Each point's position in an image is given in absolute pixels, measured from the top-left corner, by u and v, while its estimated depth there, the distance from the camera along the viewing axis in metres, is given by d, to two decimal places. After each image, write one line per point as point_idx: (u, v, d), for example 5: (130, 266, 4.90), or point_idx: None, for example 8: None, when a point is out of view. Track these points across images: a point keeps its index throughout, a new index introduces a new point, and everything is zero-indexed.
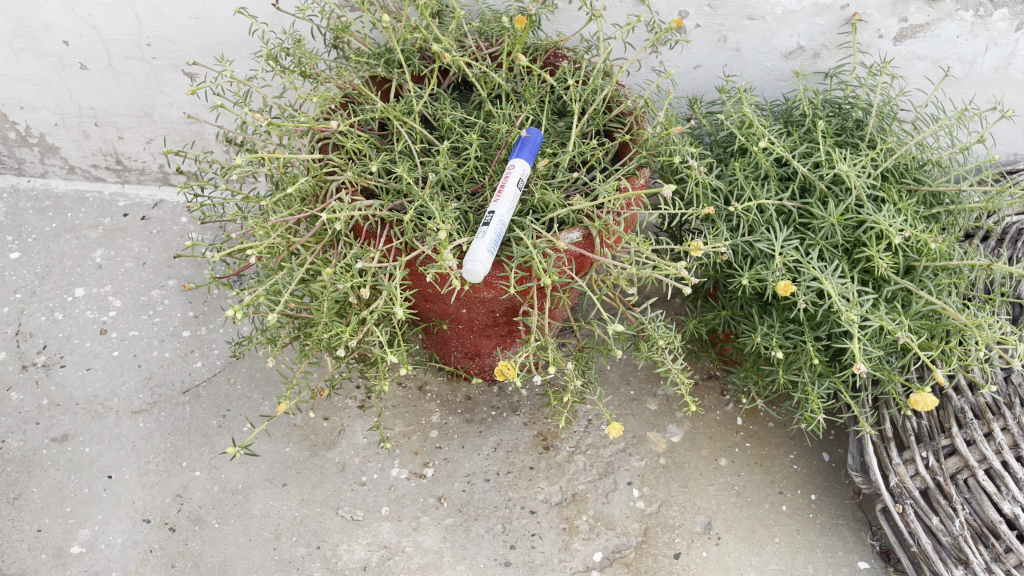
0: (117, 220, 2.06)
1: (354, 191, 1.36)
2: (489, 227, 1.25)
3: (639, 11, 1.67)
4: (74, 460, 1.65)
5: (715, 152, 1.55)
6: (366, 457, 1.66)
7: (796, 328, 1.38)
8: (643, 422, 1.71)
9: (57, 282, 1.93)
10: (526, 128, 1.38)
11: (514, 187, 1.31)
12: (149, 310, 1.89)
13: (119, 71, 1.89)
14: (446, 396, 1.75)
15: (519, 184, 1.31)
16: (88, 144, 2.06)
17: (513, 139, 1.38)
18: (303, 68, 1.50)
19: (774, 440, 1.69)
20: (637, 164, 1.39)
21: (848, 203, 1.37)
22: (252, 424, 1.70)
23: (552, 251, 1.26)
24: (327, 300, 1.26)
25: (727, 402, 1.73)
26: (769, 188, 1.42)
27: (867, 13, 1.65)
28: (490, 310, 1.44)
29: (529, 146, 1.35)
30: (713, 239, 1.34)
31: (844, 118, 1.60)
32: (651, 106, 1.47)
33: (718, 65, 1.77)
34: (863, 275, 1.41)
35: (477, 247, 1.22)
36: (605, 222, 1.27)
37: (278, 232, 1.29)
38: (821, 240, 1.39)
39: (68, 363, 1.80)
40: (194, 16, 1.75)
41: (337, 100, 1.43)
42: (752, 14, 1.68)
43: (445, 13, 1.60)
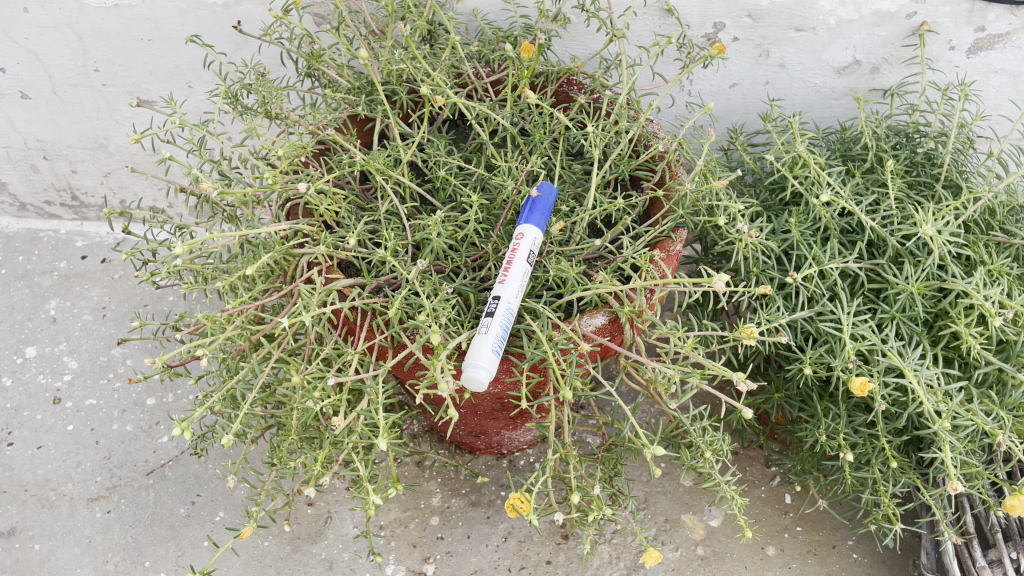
0: (74, 264, 1.82)
1: (328, 266, 1.12)
2: (491, 322, 1.01)
3: (666, 25, 1.41)
4: (22, 561, 1.44)
5: (761, 198, 1.30)
6: (356, 553, 1.43)
7: (867, 420, 1.14)
8: (675, 502, 1.48)
9: (5, 341, 1.70)
10: (536, 184, 1.13)
11: (521, 261, 1.07)
12: (108, 373, 1.66)
13: (65, 100, 1.64)
14: (448, 473, 1.52)
15: (528, 258, 1.07)
16: (38, 179, 1.82)
17: (521, 198, 1.13)
18: (269, 108, 1.26)
19: (830, 523, 1.44)
20: (672, 224, 1.13)
21: (931, 269, 1.12)
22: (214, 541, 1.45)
23: (572, 345, 1.03)
24: (296, 413, 1.02)
25: (773, 476, 1.49)
26: (832, 248, 1.18)
27: (938, 22, 1.39)
28: (497, 398, 1.19)
29: (539, 205, 1.11)
30: (767, 319, 1.10)
31: (912, 150, 1.35)
32: (687, 148, 1.22)
33: (758, 83, 1.52)
34: (945, 354, 1.17)
35: (479, 350, 0.98)
36: (636, 308, 1.03)
37: (235, 322, 1.06)
38: (897, 313, 1.15)
39: (15, 441, 1.57)
40: (146, 37, 1.50)
41: (309, 149, 1.19)
42: (801, 25, 1.42)
43: (436, 34, 1.35)
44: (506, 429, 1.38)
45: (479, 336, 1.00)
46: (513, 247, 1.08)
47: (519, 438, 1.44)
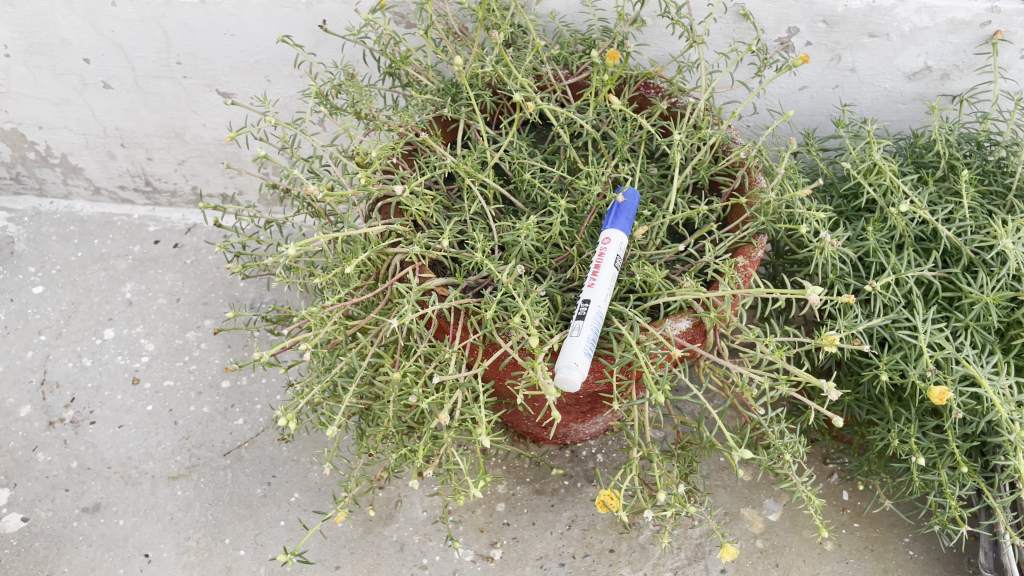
0: (147, 248, 1.88)
1: (420, 265, 1.17)
2: (582, 325, 1.05)
3: (741, 29, 1.43)
4: (107, 535, 1.50)
5: (834, 204, 1.33)
6: (426, 536, 1.49)
7: (938, 426, 1.17)
8: (736, 496, 1.51)
9: (84, 322, 1.76)
10: (621, 190, 1.16)
11: (608, 265, 1.11)
12: (184, 356, 1.71)
13: (146, 91, 1.69)
14: (513, 461, 1.57)
15: (615, 262, 1.11)
16: (114, 165, 1.88)
17: (607, 203, 1.16)
18: (358, 107, 1.30)
19: (887, 520, 1.47)
20: (753, 231, 1.16)
21: (1007, 280, 1.15)
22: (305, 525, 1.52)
23: (660, 349, 1.06)
24: (393, 406, 1.07)
25: (831, 472, 1.51)
26: (907, 256, 1.21)
27: (1012, 31, 1.40)
28: (576, 395, 1.23)
29: (623, 210, 1.14)
30: (846, 326, 1.13)
31: (984, 159, 1.37)
32: (766, 154, 1.24)
33: (828, 87, 1.54)
34: (1016, 363, 1.20)
35: (571, 352, 1.03)
36: (721, 314, 1.06)
37: (334, 318, 1.10)
38: (971, 322, 1.18)
39: (98, 419, 1.64)
40: (229, 33, 1.54)
41: (400, 150, 1.23)
42: (874, 31, 1.44)
43: (518, 36, 1.38)
44: (576, 422, 1.42)
45: (570, 339, 1.05)
46: (600, 253, 1.12)
47: (586, 430, 1.49)
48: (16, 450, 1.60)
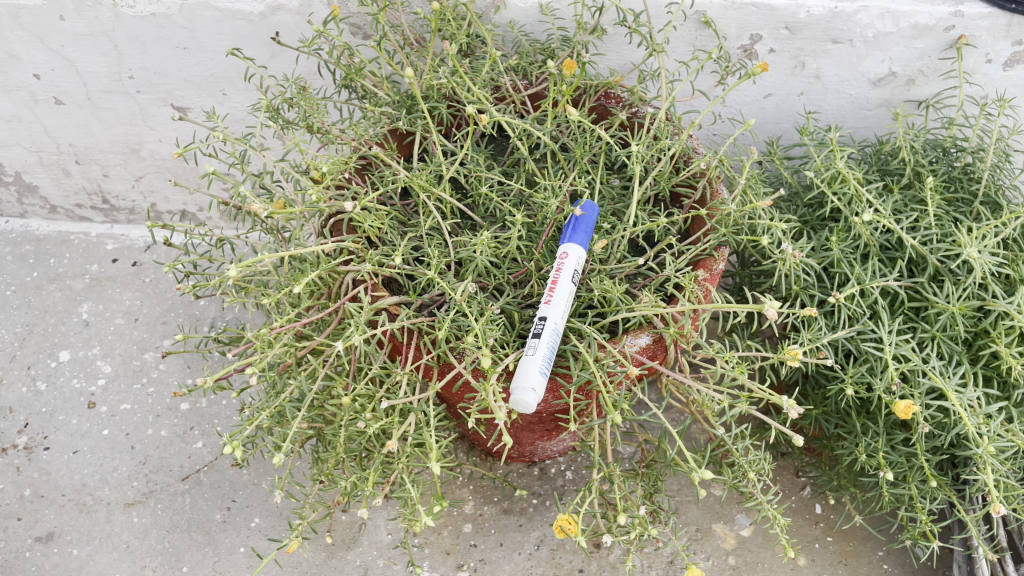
0: (105, 267, 1.83)
1: (373, 283, 1.13)
2: (539, 344, 1.02)
3: (703, 36, 1.41)
4: (61, 566, 1.46)
5: (799, 213, 1.31)
6: (390, 560, 1.45)
7: (907, 439, 1.15)
8: (707, 511, 1.47)
9: (38, 344, 1.72)
10: (579, 203, 1.13)
11: (564, 282, 1.07)
12: (142, 378, 1.67)
13: (99, 106, 1.65)
14: (480, 480, 1.53)
15: (572, 279, 1.07)
16: (70, 182, 1.83)
17: (564, 217, 1.13)
18: (310, 121, 1.26)
19: (860, 533, 1.43)
20: (715, 244, 1.13)
21: (973, 289, 1.13)
22: (260, 554, 1.47)
23: (619, 367, 1.03)
24: (344, 432, 1.03)
25: (804, 486, 1.48)
26: (872, 266, 1.18)
27: (976, 35, 1.39)
28: (538, 414, 1.20)
29: (581, 225, 1.11)
30: (810, 339, 1.11)
31: (950, 164, 1.35)
32: (728, 164, 1.21)
33: (793, 94, 1.51)
34: (985, 373, 1.18)
35: (528, 372, 0.99)
36: (681, 330, 1.03)
37: (283, 339, 1.06)
38: (938, 332, 1.16)
39: (52, 445, 1.59)
40: (182, 46, 1.50)
41: (352, 164, 1.19)
42: (838, 37, 1.42)
43: (474, 46, 1.35)
44: (541, 441, 1.38)
45: (526, 359, 1.01)
46: (558, 268, 1.08)
47: (553, 447, 1.45)
48: None
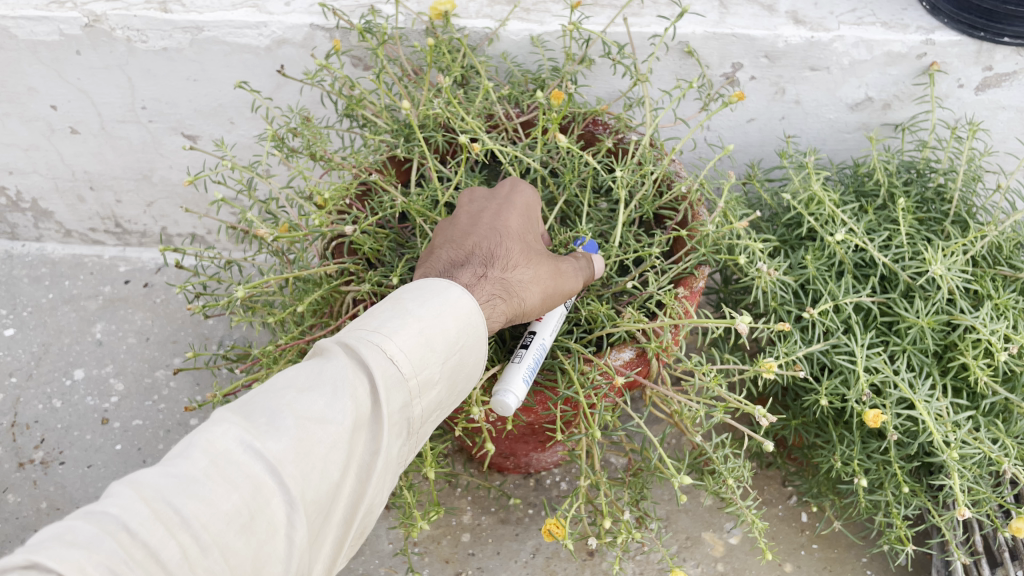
0: (117, 288, 1.91)
1: (372, 302, 1.20)
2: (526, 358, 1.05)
3: (686, 65, 1.49)
4: None
5: (778, 233, 1.38)
6: (391, 568, 1.51)
7: (881, 448, 1.21)
8: (697, 520, 1.53)
9: (54, 363, 1.79)
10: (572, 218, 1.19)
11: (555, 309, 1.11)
12: (153, 395, 1.74)
13: (113, 135, 1.73)
14: (478, 491, 1.59)
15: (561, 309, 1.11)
16: (84, 208, 1.91)
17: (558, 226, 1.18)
18: (313, 150, 1.33)
19: (844, 540, 1.48)
20: (695, 263, 1.19)
21: (941, 304, 1.19)
22: None
23: (604, 379, 1.10)
24: None
25: (790, 495, 1.53)
26: (846, 283, 1.25)
27: (947, 62, 1.45)
28: (529, 427, 1.25)
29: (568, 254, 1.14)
30: (786, 353, 1.17)
31: (923, 186, 1.41)
32: (708, 187, 1.28)
33: (774, 118, 1.59)
34: (954, 384, 1.24)
35: (511, 377, 1.03)
36: (662, 344, 1.09)
37: (287, 356, 1.13)
38: (909, 346, 1.22)
39: (67, 460, 1.65)
40: (192, 78, 1.58)
41: (353, 191, 1.26)
42: (815, 65, 1.49)
43: (469, 77, 1.43)
44: (535, 452, 1.44)
45: (512, 368, 1.05)
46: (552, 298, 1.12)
47: (547, 459, 1.50)
48: None
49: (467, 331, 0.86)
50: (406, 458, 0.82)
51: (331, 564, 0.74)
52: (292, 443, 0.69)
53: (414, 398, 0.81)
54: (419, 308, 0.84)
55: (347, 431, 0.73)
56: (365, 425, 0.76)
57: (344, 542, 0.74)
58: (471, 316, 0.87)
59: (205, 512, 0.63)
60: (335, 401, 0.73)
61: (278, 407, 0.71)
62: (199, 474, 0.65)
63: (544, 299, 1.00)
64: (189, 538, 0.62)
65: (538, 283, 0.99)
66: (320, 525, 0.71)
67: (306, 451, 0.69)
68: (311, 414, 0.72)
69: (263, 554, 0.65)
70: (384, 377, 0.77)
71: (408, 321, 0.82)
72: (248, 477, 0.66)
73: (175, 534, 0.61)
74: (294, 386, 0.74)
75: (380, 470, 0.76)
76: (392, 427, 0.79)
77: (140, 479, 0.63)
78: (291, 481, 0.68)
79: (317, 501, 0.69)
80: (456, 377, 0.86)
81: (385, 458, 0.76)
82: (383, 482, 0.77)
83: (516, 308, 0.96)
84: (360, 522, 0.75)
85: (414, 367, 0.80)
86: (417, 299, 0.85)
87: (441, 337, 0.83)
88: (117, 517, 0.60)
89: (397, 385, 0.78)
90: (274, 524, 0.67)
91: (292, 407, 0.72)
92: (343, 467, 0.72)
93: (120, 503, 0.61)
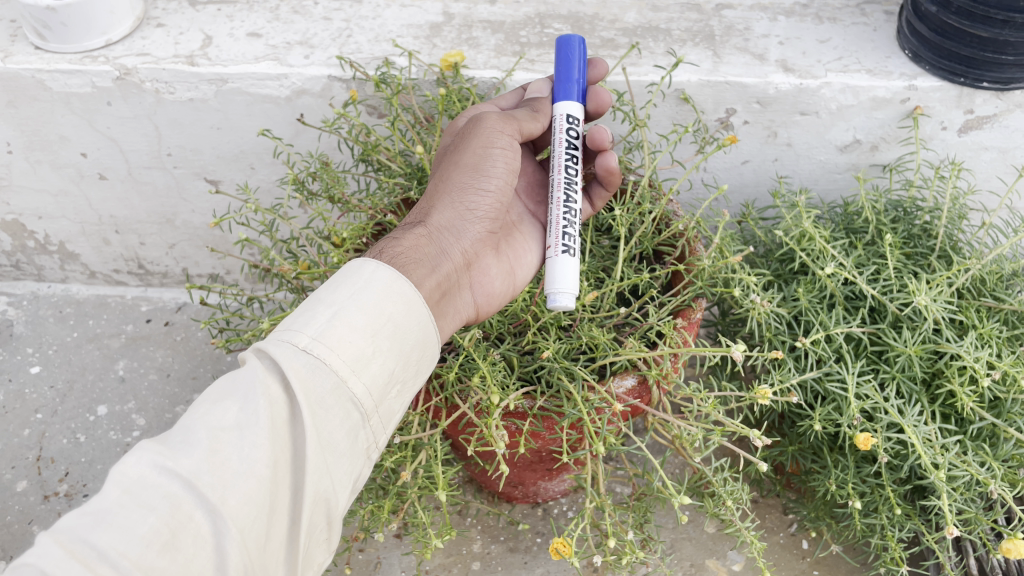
0: (140, 327, 1.99)
1: None
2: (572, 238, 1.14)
3: (682, 111, 1.58)
4: None
5: (772, 267, 1.45)
6: None
7: (873, 471, 1.26)
8: (700, 547, 1.57)
9: (78, 399, 1.85)
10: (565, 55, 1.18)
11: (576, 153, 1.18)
12: None
13: (139, 181, 1.82)
14: (487, 521, 1.64)
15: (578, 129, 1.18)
16: (109, 250, 2.00)
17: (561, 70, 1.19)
18: (332, 192, 1.42)
19: (845, 566, 1.51)
20: (693, 295, 1.26)
21: (927, 333, 1.25)
22: None
23: (608, 405, 1.16)
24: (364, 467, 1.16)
25: (791, 523, 1.56)
26: (836, 314, 1.31)
27: (930, 106, 1.54)
28: (537, 452, 1.31)
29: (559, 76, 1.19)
30: (781, 380, 1.24)
31: (910, 223, 1.49)
32: (705, 225, 1.35)
33: (768, 160, 1.67)
34: (943, 410, 1.30)
35: (564, 276, 1.11)
36: (662, 371, 1.15)
37: None
38: (898, 373, 1.28)
39: (91, 492, 1.70)
40: (216, 126, 1.67)
41: (369, 230, 1.34)
42: (805, 110, 1.57)
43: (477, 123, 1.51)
44: (543, 480, 1.48)
45: (559, 258, 1.12)
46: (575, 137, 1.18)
47: (554, 487, 1.55)
48: (12, 523, 1.66)
49: (397, 300, 0.91)
50: (367, 438, 0.88)
51: (287, 545, 0.82)
52: (204, 456, 0.77)
53: (347, 378, 0.85)
54: (330, 293, 0.88)
55: (262, 430, 0.80)
56: (288, 420, 0.83)
57: (298, 525, 0.82)
58: (390, 284, 0.91)
59: (121, 541, 0.70)
60: (247, 405, 0.81)
61: (193, 424, 0.79)
62: (113, 506, 0.72)
63: (472, 198, 1.09)
64: (108, 569, 0.69)
65: (456, 193, 1.09)
66: (261, 519, 0.78)
67: (217, 462, 0.77)
68: (223, 424, 0.79)
69: (191, 563, 0.73)
70: (294, 368, 0.83)
71: (318, 309, 0.87)
72: (165, 497, 0.74)
73: (93, 568, 0.69)
74: (212, 397, 0.82)
75: (314, 458, 0.82)
76: (329, 412, 0.84)
77: (60, 526, 0.71)
78: (208, 490, 0.75)
79: (242, 501, 0.77)
80: (400, 345, 0.90)
81: (316, 447, 0.82)
82: (326, 467, 0.84)
83: (445, 224, 1.08)
84: (311, 507, 0.83)
85: (331, 349, 0.85)
86: (332, 284, 0.89)
87: (359, 315, 0.87)
88: (37, 567, 0.68)
89: (318, 370, 0.84)
90: (199, 534, 0.74)
91: (205, 421, 0.79)
92: (269, 462, 0.79)
93: (38, 553, 0.69)
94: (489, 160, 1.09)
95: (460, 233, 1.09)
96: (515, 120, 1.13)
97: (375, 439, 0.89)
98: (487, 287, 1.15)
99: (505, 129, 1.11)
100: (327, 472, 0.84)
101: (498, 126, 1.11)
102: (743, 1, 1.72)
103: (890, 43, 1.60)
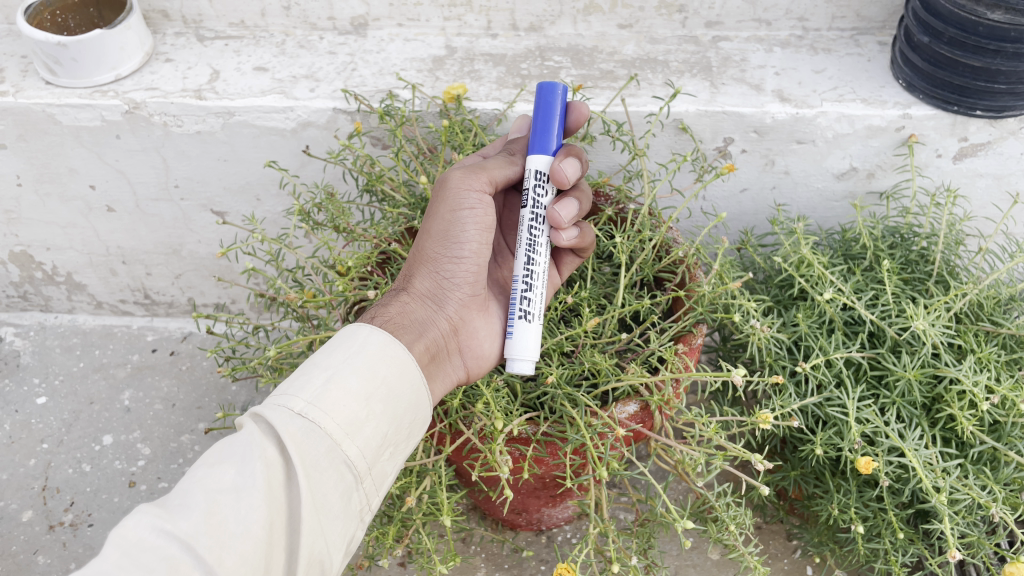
0: (145, 356, 2.00)
1: None
2: None
3: (681, 141, 1.61)
4: None
5: (772, 293, 1.48)
6: None
7: (875, 494, 1.27)
8: (705, 573, 1.57)
9: (84, 430, 1.86)
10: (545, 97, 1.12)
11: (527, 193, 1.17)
12: (178, 458, 1.81)
13: (146, 212, 1.84)
14: (491, 549, 1.64)
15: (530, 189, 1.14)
16: (116, 280, 2.02)
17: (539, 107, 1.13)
18: (337, 222, 1.44)
19: None
20: (693, 320, 1.28)
21: (925, 357, 1.26)
22: None
23: (610, 431, 1.17)
24: None
25: (795, 549, 1.57)
26: (836, 339, 1.33)
27: (925, 134, 1.56)
28: (540, 478, 1.32)
29: (538, 125, 1.13)
30: (782, 405, 1.25)
31: (907, 249, 1.51)
32: (704, 251, 1.37)
33: (766, 188, 1.69)
34: (944, 434, 1.32)
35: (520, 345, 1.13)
36: (663, 397, 1.16)
37: None
38: (898, 398, 1.30)
39: (95, 521, 1.70)
40: (222, 158, 1.70)
41: (372, 259, 1.35)
42: (802, 138, 1.60)
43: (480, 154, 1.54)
44: (547, 507, 1.49)
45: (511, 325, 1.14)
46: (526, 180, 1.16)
47: (558, 514, 1.55)
48: (17, 553, 1.66)
49: (390, 363, 0.95)
50: (361, 499, 0.90)
51: None
52: (201, 519, 0.79)
53: (341, 441, 0.88)
54: (325, 357, 0.92)
55: (258, 492, 0.82)
56: (284, 482, 0.85)
57: None
58: (382, 349, 0.95)
59: None
60: (245, 468, 0.83)
61: (191, 487, 0.82)
62: (113, 568, 0.75)
63: (449, 266, 1.11)
64: None
65: (433, 263, 1.11)
66: None
67: (214, 525, 0.79)
68: (220, 487, 0.82)
69: None
70: (290, 432, 0.86)
71: (312, 374, 0.90)
72: (163, 559, 0.76)
73: None
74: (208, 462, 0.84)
75: (309, 519, 0.85)
76: (324, 475, 0.86)
77: None
78: (205, 552, 0.78)
79: (237, 562, 0.79)
80: (392, 408, 0.93)
81: (311, 508, 0.85)
82: (320, 528, 0.86)
83: (427, 292, 1.11)
84: (305, 567, 0.85)
85: (327, 413, 0.88)
86: (328, 349, 0.93)
87: (352, 381, 0.91)
88: None
89: (311, 434, 0.86)
90: None
91: (203, 485, 0.82)
92: (265, 524, 0.82)
93: None
94: (460, 224, 1.10)
95: (447, 298, 1.12)
96: (485, 169, 1.12)
97: (369, 501, 0.91)
98: (477, 350, 1.16)
99: (473, 182, 1.10)
100: (321, 535, 0.86)
101: (472, 184, 1.10)
102: (740, 33, 1.75)
103: (884, 73, 1.63)
